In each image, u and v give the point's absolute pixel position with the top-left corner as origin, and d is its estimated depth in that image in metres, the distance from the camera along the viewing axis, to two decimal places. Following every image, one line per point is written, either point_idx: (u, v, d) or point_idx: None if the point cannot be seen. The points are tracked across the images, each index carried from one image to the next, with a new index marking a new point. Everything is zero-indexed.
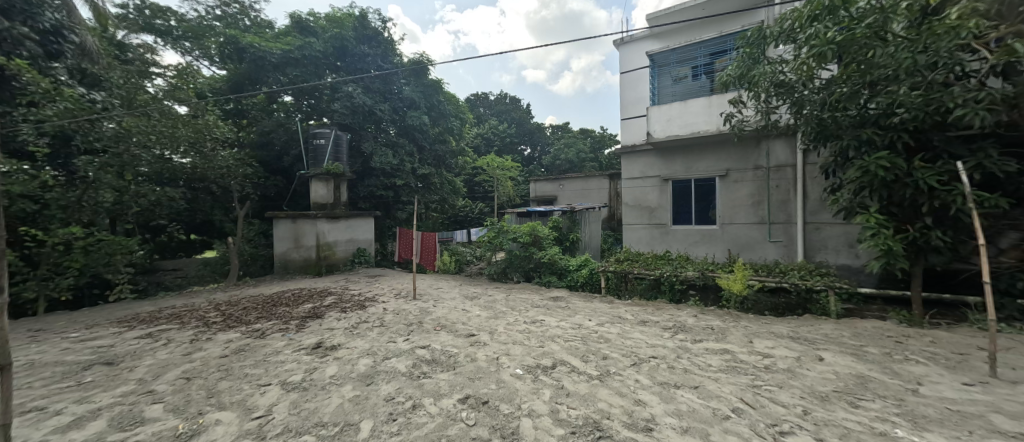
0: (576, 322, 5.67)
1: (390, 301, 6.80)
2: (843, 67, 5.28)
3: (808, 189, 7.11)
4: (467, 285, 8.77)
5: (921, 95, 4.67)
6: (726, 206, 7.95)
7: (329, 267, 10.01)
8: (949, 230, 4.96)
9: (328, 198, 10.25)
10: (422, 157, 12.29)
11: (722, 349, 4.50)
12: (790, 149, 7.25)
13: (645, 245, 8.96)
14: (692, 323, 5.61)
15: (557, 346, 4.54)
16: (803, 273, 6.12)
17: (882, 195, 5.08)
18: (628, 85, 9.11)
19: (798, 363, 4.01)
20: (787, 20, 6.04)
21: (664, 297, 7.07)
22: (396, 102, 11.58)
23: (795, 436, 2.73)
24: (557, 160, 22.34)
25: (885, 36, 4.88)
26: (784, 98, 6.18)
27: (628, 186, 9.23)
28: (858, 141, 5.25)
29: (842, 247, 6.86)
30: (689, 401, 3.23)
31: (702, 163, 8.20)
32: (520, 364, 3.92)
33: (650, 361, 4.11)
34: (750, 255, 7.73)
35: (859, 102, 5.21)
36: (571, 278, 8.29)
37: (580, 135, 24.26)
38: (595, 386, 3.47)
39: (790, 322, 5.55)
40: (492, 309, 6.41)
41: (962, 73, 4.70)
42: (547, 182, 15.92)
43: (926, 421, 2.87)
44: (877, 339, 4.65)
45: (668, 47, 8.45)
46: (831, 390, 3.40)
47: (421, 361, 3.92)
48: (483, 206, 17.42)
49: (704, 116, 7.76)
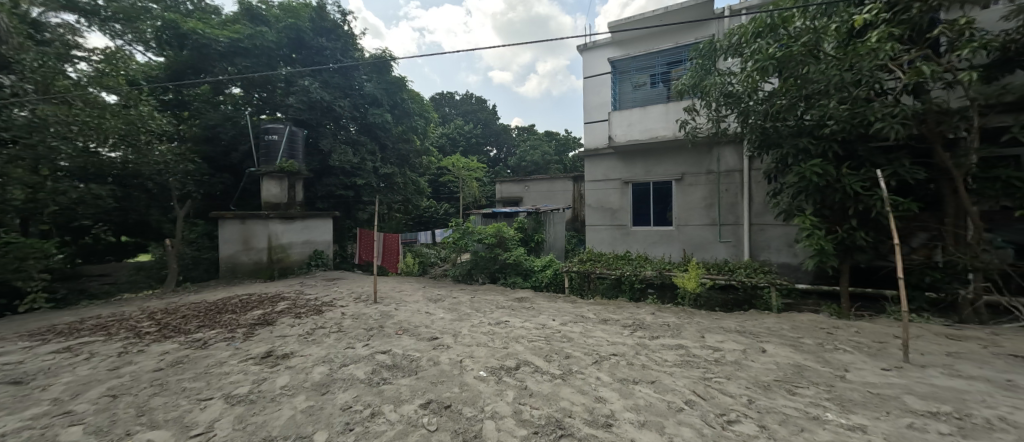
0: (541, 322, 5.74)
1: (349, 305, 6.54)
2: (783, 81, 5.72)
3: (753, 192, 7.62)
4: (431, 287, 8.61)
5: (848, 108, 5.14)
6: (681, 208, 8.36)
7: (282, 270, 9.48)
8: (871, 231, 5.50)
9: (281, 198, 9.74)
10: (385, 155, 11.81)
11: (677, 345, 4.72)
12: (739, 155, 7.73)
13: (607, 246, 9.26)
14: (650, 320, 5.85)
15: (521, 346, 4.57)
16: (749, 271, 6.56)
17: (816, 199, 5.56)
18: (591, 90, 9.39)
19: (744, 356, 4.29)
20: (735, 35, 6.48)
21: (624, 295, 7.32)
22: (356, 98, 11.11)
23: (741, 424, 2.91)
24: (522, 161, 22.49)
25: (818, 55, 5.36)
26: (732, 108, 6.60)
27: (591, 188, 9.50)
28: (796, 149, 5.70)
29: (783, 247, 7.41)
30: (647, 395, 3.36)
31: (660, 167, 8.58)
32: (483, 366, 3.90)
33: (610, 358, 4.23)
34: (703, 255, 8.17)
35: (797, 113, 5.65)
36: (536, 279, 8.39)
37: (545, 137, 24.58)
38: (557, 385, 3.52)
39: (736, 317, 5.94)
40: (456, 312, 6.34)
41: (881, 90, 5.22)
42: (513, 183, 15.98)
43: (852, 404, 3.17)
44: (811, 331, 5.09)
45: (628, 55, 8.80)
46: (772, 380, 3.66)
47: (381, 367, 3.80)
48: (448, 207, 17.21)
49: (662, 122, 8.13)
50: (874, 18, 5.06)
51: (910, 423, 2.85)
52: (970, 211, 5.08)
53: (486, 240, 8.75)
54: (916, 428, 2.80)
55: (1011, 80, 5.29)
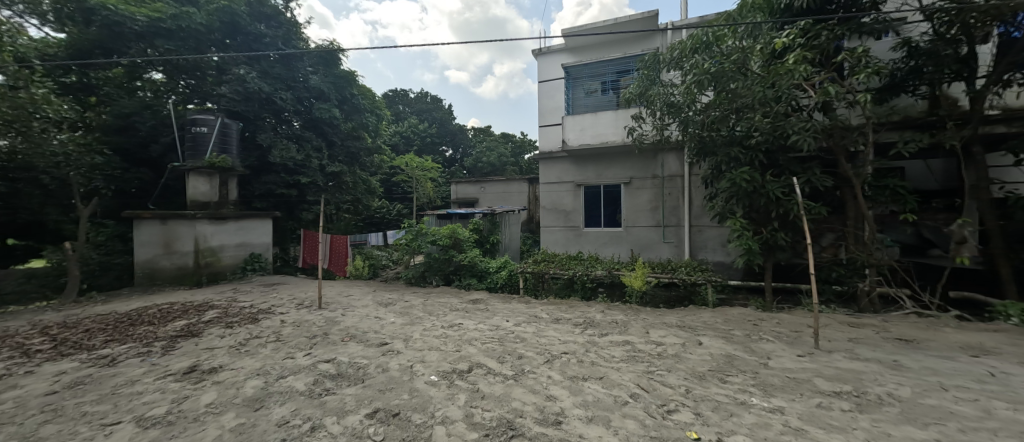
0: (495, 324, 5.73)
1: (290, 312, 6.12)
2: (716, 94, 6.21)
3: (693, 196, 8.19)
4: (382, 291, 8.27)
5: (770, 122, 5.70)
6: (630, 210, 8.78)
7: (212, 275, 8.64)
8: (789, 232, 6.15)
9: (211, 197, 8.97)
10: (332, 153, 11.15)
11: (624, 341, 4.95)
12: (681, 161, 8.28)
13: (560, 247, 9.49)
14: (600, 318, 6.07)
15: (474, 348, 4.54)
16: (688, 269, 7.04)
17: (745, 203, 6.10)
18: (545, 94, 9.58)
19: (684, 349, 4.59)
20: (676, 50, 6.91)
21: (576, 295, 7.54)
22: (299, 90, 10.39)
23: (679, 413, 3.11)
24: (478, 162, 22.38)
25: (746, 72, 5.89)
26: (674, 117, 7.04)
27: (545, 190, 9.69)
28: (729, 157, 6.22)
29: (719, 246, 8.04)
30: (595, 391, 3.49)
31: (610, 171, 8.95)
32: (435, 370, 3.83)
33: (562, 357, 4.34)
34: (648, 254, 8.64)
35: (729, 125, 6.17)
36: (491, 280, 8.37)
37: (501, 139, 24.59)
38: (509, 386, 3.54)
39: (678, 313, 6.34)
40: (408, 315, 6.16)
41: (798, 107, 5.84)
42: (468, 183, 15.81)
43: (773, 388, 3.51)
44: (740, 323, 5.57)
45: (581, 62, 9.11)
46: (707, 370, 3.96)
47: (324, 377, 3.59)
48: (401, 207, 16.69)
49: (611, 128, 8.52)
50: (792, 42, 5.66)
51: (819, 403, 3.22)
52: (867, 215, 5.84)
53: (440, 242, 8.58)
54: (824, 406, 3.15)
55: (899, 103, 6.16)
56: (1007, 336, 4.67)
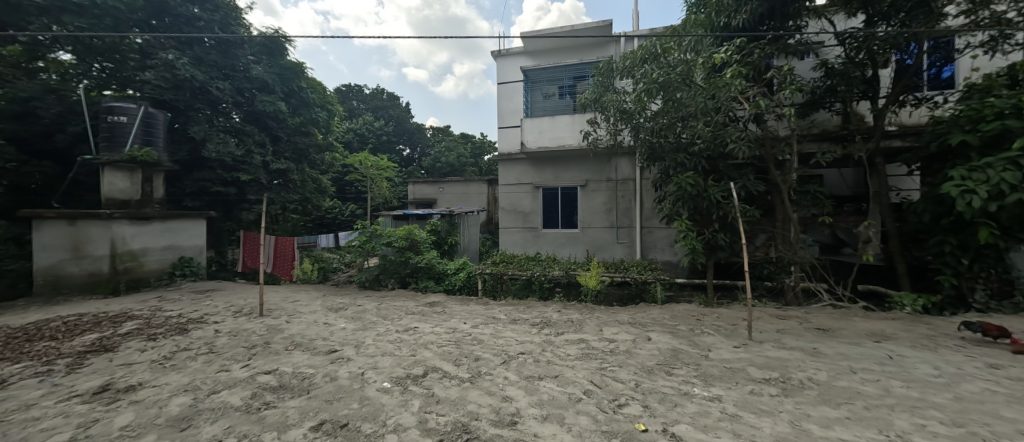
0: (452, 326, 5.65)
1: (227, 321, 5.65)
2: (664, 103, 6.57)
3: (644, 199, 8.60)
4: (333, 296, 7.86)
5: (712, 131, 6.12)
6: (585, 211, 9.05)
7: (132, 282, 7.76)
8: (728, 233, 6.65)
9: (131, 194, 8.03)
10: (276, 149, 10.42)
11: (579, 339, 5.08)
12: (633, 165, 8.66)
13: (519, 248, 9.58)
14: (556, 317, 6.20)
15: (430, 352, 4.45)
16: (639, 269, 7.38)
17: (690, 206, 6.50)
18: (505, 96, 9.62)
19: (634, 345, 4.79)
20: (627, 59, 7.20)
21: (534, 295, 7.64)
22: (239, 80, 9.59)
23: (628, 406, 3.25)
24: (437, 163, 22.00)
25: (690, 83, 6.28)
26: (626, 123, 7.34)
27: (504, 191, 9.72)
28: (676, 163, 6.61)
29: (667, 246, 8.50)
30: (550, 390, 3.54)
31: (567, 173, 9.17)
32: (388, 376, 3.70)
33: (518, 357, 4.37)
34: (603, 254, 8.96)
35: (676, 132, 6.54)
36: (449, 282, 8.25)
37: (460, 139, 24.33)
38: (465, 388, 3.51)
39: (630, 310, 6.62)
40: (360, 321, 5.91)
41: (735, 118, 6.33)
42: (426, 184, 15.44)
43: (712, 378, 3.77)
44: (685, 318, 5.93)
45: (540, 65, 9.25)
46: (655, 364, 4.16)
47: (263, 390, 3.35)
48: (355, 208, 16.00)
49: (568, 131, 8.75)
50: (729, 57, 6.13)
51: (752, 389, 3.50)
52: (793, 217, 6.46)
53: (396, 243, 8.31)
54: (755, 392, 3.43)
55: (819, 117, 6.87)
56: (903, 323, 5.37)
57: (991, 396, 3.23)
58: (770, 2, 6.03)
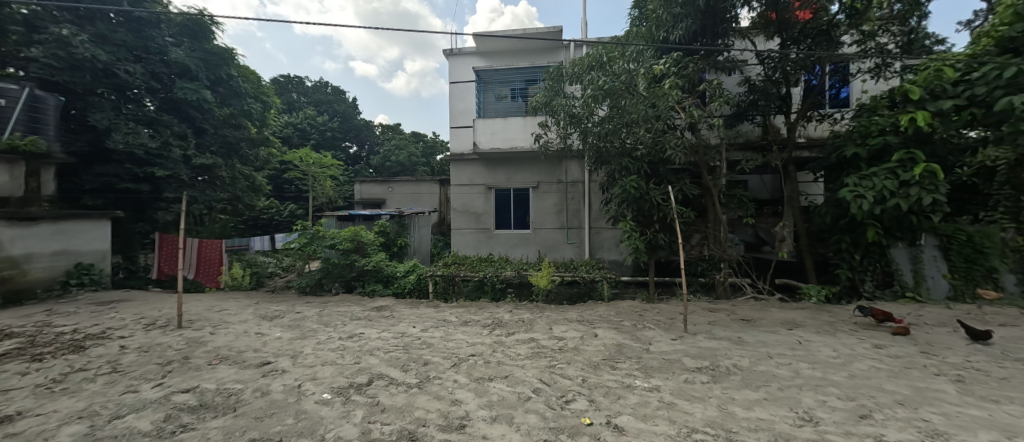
0: (400, 331, 5.47)
1: (139, 335, 5.00)
2: (610, 109, 6.86)
3: (592, 201, 8.94)
4: (267, 303, 7.27)
5: (653, 138, 6.51)
6: (537, 213, 9.21)
7: (11, 293, 6.62)
8: (666, 233, 7.16)
9: (12, 190, 7.05)
10: (200, 141, 9.32)
11: (529, 338, 5.15)
12: (583, 169, 8.97)
13: (471, 249, 9.50)
14: (507, 318, 6.23)
15: (376, 359, 4.27)
16: (587, 268, 7.66)
17: (633, 207, 6.87)
18: (456, 96, 9.50)
19: (582, 342, 4.95)
20: (576, 65, 7.43)
21: (486, 296, 7.62)
22: (153, 64, 8.46)
23: (575, 401, 3.35)
24: (386, 161, 21.24)
25: (633, 92, 6.61)
26: (575, 128, 7.57)
27: (456, 192, 9.59)
28: (620, 167, 6.95)
29: (613, 246, 8.92)
30: (500, 390, 3.55)
31: (519, 175, 9.27)
32: (328, 387, 3.49)
33: (468, 359, 4.33)
34: (554, 254, 9.18)
35: (621, 137, 6.86)
36: (398, 285, 7.97)
37: (411, 138, 23.70)
38: (413, 394, 3.41)
39: (578, 309, 6.82)
40: (299, 329, 5.52)
41: (673, 125, 6.77)
42: (375, 183, 14.72)
43: (652, 370, 4.01)
44: (629, 314, 6.24)
45: (492, 67, 9.25)
46: (600, 359, 4.33)
47: (179, 411, 3.01)
48: (295, 208, 14.92)
49: (520, 133, 8.83)
50: (667, 70, 6.55)
51: (686, 378, 3.77)
52: (722, 219, 7.08)
53: (341, 245, 7.87)
54: (689, 381, 3.70)
55: (743, 128, 7.58)
56: (810, 312, 6.08)
57: (877, 372, 3.75)
58: (703, 20, 6.53)
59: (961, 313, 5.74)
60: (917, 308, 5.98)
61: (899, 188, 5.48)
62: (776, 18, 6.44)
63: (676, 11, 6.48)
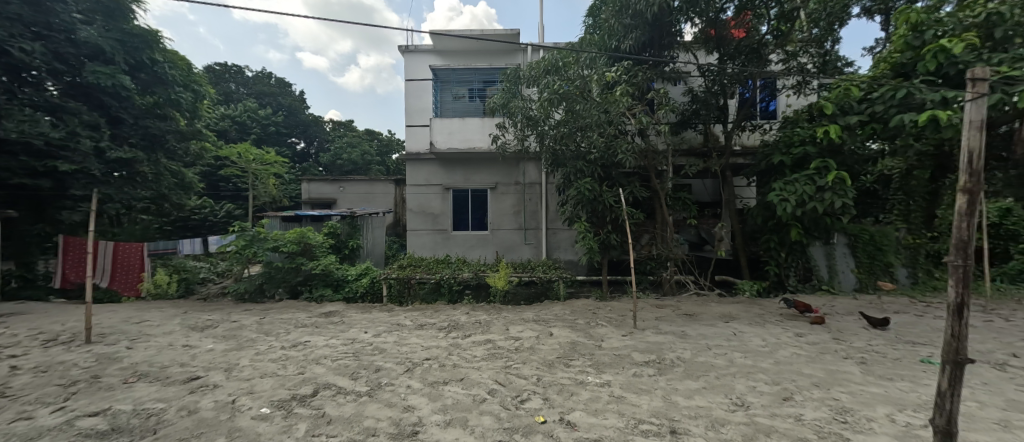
0: (350, 337, 5.24)
1: (36, 353, 4.36)
2: (565, 113, 7.02)
3: (549, 202, 9.12)
4: (199, 312, 6.63)
5: (605, 142, 6.77)
6: (495, 214, 9.22)
7: None
8: (618, 233, 7.48)
9: None
10: (116, 132, 8.15)
11: (485, 340, 5.13)
12: (540, 170, 9.11)
13: (428, 251, 9.30)
14: (464, 320, 6.17)
15: (322, 368, 4.04)
16: (544, 268, 7.78)
17: (588, 209, 7.10)
18: (412, 93, 9.27)
19: (538, 341, 5.03)
20: (533, 69, 7.55)
21: (443, 298, 7.50)
22: (58, 43, 7.35)
23: (530, 400, 3.38)
24: (337, 159, 20.26)
25: (587, 97, 6.81)
26: (531, 131, 7.67)
27: (412, 192, 9.33)
28: (575, 170, 7.16)
29: (569, 246, 9.16)
30: (454, 394, 3.51)
31: (477, 175, 9.23)
32: (267, 401, 3.26)
33: (422, 364, 4.23)
34: (511, 255, 9.24)
35: (576, 140, 7.05)
36: (349, 289, 7.62)
37: (365, 136, 22.78)
38: (362, 403, 3.27)
39: (534, 308, 6.91)
40: (235, 339, 5.10)
41: (624, 130, 7.07)
42: (324, 182, 13.92)
43: (604, 365, 4.16)
44: (583, 313, 6.42)
45: (449, 66, 9.18)
46: (554, 358, 4.41)
47: (85, 438, 2.65)
48: (232, 208, 13.76)
49: (478, 134, 8.78)
50: (619, 77, 6.82)
51: (635, 372, 3.95)
52: (668, 220, 7.51)
53: (285, 248, 7.37)
54: (637, 374, 3.88)
55: (687, 135, 8.10)
56: (743, 305, 6.61)
57: (797, 358, 4.16)
58: (650, 32, 6.90)
59: (866, 303, 6.52)
60: (831, 300, 6.72)
61: (816, 193, 6.11)
62: (715, 35, 7.00)
63: (626, 22, 6.80)
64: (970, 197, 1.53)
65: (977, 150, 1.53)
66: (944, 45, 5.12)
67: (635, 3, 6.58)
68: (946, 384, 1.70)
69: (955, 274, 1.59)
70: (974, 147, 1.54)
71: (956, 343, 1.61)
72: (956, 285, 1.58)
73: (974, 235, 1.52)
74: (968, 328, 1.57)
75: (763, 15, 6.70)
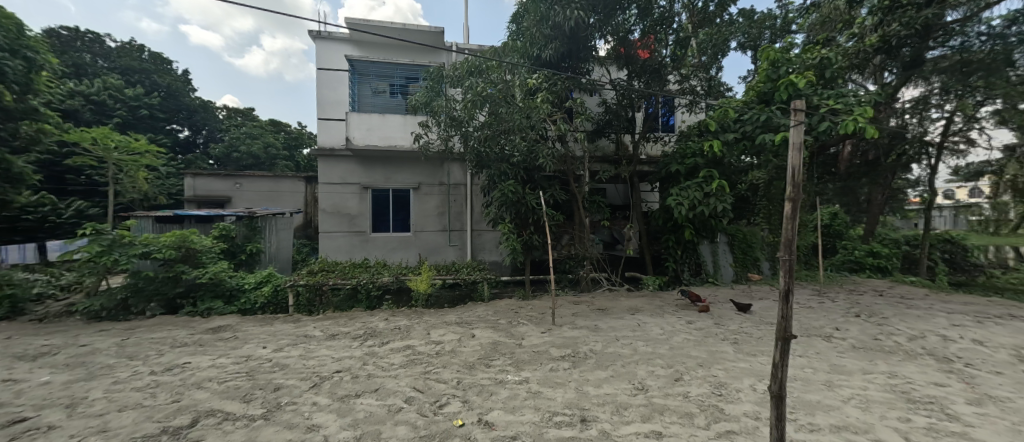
0: (245, 354, 4.64)
1: None
2: (488, 116, 7.05)
3: (474, 204, 9.11)
4: (32, 337, 5.28)
5: (527, 147, 6.99)
6: (418, 215, 8.93)
7: None
8: (539, 234, 7.76)
9: None
10: None
11: (404, 346, 4.93)
12: (464, 171, 9.07)
13: (343, 254, 8.65)
14: (382, 326, 5.85)
15: (205, 393, 3.51)
16: (469, 269, 7.75)
17: (511, 211, 7.26)
18: (325, 84, 8.54)
19: (459, 344, 4.98)
20: (457, 69, 7.48)
21: (360, 305, 7.06)
22: None
23: (449, 405, 3.34)
24: (233, 152, 17.86)
25: (510, 102, 6.90)
26: (455, 132, 7.57)
27: (325, 191, 8.58)
28: (499, 173, 7.28)
29: (493, 247, 9.26)
30: (367, 406, 3.31)
31: (398, 175, 8.84)
32: (126, 439, 2.73)
33: (332, 377, 3.91)
34: (435, 258, 9.04)
35: (499, 143, 7.14)
36: (246, 300, 6.74)
37: (269, 127, 20.44)
38: (255, 428, 2.92)
39: (457, 311, 6.83)
40: (85, 368, 4.17)
41: (546, 136, 7.37)
42: (215, 178, 12.08)
43: (523, 363, 4.28)
44: (505, 313, 6.53)
45: (368, 58, 8.65)
46: (476, 359, 4.41)
47: None
48: (86, 206, 11.26)
49: (400, 132, 8.43)
50: (540, 84, 7.07)
51: (552, 367, 4.14)
52: (585, 222, 8.02)
53: (158, 255, 6.15)
54: (554, 369, 4.07)
55: (601, 143, 8.75)
56: (646, 299, 7.33)
57: (688, 342, 4.74)
58: (568, 44, 7.32)
59: (740, 292, 7.69)
60: (715, 290, 7.78)
61: (705, 198, 7.02)
62: (624, 53, 7.66)
63: (547, 33, 7.11)
64: (793, 205, 1.89)
65: (797, 167, 1.90)
66: (793, 80, 6.27)
67: (554, 15, 6.90)
68: (778, 357, 2.04)
69: (783, 266, 1.93)
70: (795, 164, 1.90)
71: (784, 323, 1.96)
72: (785, 275, 1.93)
73: (795, 235, 1.88)
74: (792, 309, 1.92)
75: (663, 39, 7.49)
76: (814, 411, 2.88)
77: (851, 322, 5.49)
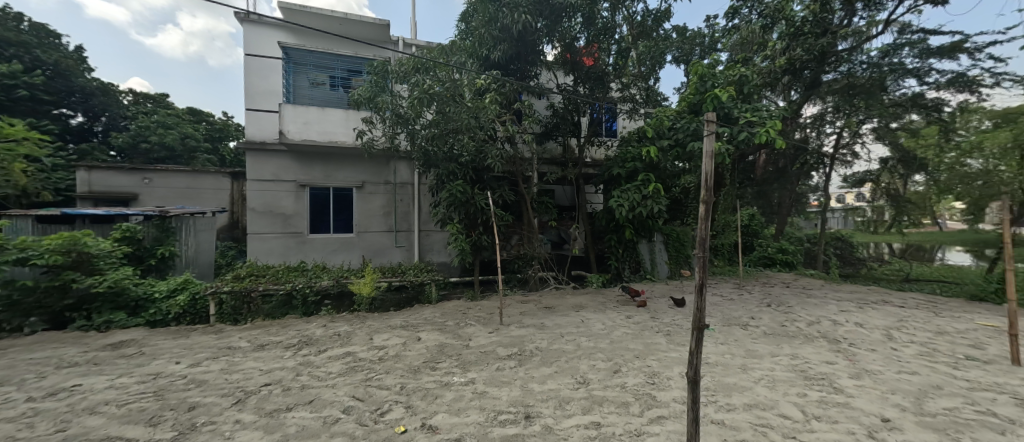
0: (153, 371, 4.11)
1: None
2: (435, 115, 6.87)
3: (421, 204, 8.90)
4: None
5: (475, 147, 6.99)
6: (361, 215, 8.52)
7: None
8: (488, 235, 7.75)
9: None
10: None
11: (344, 353, 4.68)
12: (411, 170, 8.81)
13: (276, 257, 7.99)
14: (319, 333, 5.50)
15: (100, 419, 3.06)
16: (416, 272, 7.55)
17: (460, 211, 7.21)
18: (256, 72, 7.87)
19: (404, 348, 4.83)
20: (402, 65, 7.23)
21: (295, 312, 6.59)
22: None
23: (391, 411, 3.22)
24: (141, 142, 15.74)
25: (458, 101, 6.77)
26: (400, 129, 7.33)
27: (255, 189, 7.87)
28: (447, 172, 7.19)
29: (442, 248, 9.11)
30: (299, 420, 3.09)
31: (339, 173, 8.38)
32: None
33: (259, 391, 3.60)
34: (380, 260, 8.68)
35: (447, 143, 7.01)
36: (156, 311, 5.96)
37: (187, 116, 18.32)
38: None
39: (403, 314, 6.62)
40: None
41: (494, 136, 7.40)
42: (118, 172, 10.58)
43: (470, 364, 4.25)
44: (453, 314, 6.44)
45: (305, 47, 8.09)
46: (421, 363, 4.30)
47: None
48: None
49: (341, 127, 8.01)
50: (488, 85, 7.04)
51: (498, 366, 4.16)
52: (532, 222, 8.17)
53: (40, 262, 5.21)
54: (500, 368, 4.10)
55: (548, 145, 8.97)
56: (590, 296, 7.63)
57: (626, 336, 5.01)
58: (516, 46, 7.40)
59: (673, 287, 8.28)
60: (651, 286, 8.31)
61: (643, 200, 7.47)
62: (570, 59, 7.97)
63: (495, 34, 7.15)
64: (707, 206, 2.07)
65: (709, 173, 2.09)
66: (718, 94, 6.87)
67: (502, 17, 6.94)
68: (694, 346, 2.23)
69: (699, 262, 2.11)
70: (708, 170, 2.09)
71: (699, 314, 2.16)
72: (701, 269, 2.10)
73: (708, 233, 2.06)
74: (705, 301, 2.12)
75: (607, 48, 7.80)
76: (731, 393, 3.19)
77: (764, 311, 6.15)
